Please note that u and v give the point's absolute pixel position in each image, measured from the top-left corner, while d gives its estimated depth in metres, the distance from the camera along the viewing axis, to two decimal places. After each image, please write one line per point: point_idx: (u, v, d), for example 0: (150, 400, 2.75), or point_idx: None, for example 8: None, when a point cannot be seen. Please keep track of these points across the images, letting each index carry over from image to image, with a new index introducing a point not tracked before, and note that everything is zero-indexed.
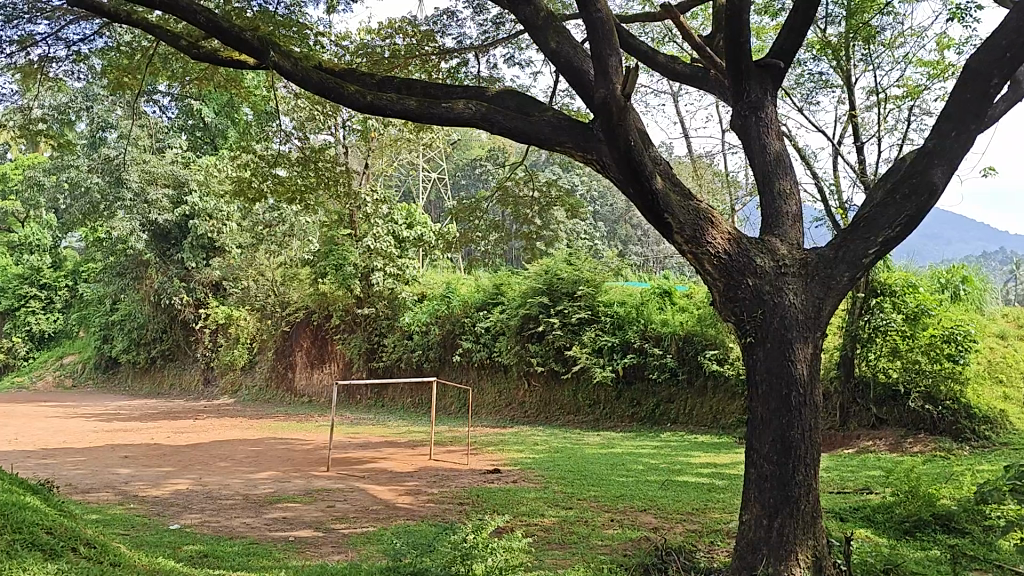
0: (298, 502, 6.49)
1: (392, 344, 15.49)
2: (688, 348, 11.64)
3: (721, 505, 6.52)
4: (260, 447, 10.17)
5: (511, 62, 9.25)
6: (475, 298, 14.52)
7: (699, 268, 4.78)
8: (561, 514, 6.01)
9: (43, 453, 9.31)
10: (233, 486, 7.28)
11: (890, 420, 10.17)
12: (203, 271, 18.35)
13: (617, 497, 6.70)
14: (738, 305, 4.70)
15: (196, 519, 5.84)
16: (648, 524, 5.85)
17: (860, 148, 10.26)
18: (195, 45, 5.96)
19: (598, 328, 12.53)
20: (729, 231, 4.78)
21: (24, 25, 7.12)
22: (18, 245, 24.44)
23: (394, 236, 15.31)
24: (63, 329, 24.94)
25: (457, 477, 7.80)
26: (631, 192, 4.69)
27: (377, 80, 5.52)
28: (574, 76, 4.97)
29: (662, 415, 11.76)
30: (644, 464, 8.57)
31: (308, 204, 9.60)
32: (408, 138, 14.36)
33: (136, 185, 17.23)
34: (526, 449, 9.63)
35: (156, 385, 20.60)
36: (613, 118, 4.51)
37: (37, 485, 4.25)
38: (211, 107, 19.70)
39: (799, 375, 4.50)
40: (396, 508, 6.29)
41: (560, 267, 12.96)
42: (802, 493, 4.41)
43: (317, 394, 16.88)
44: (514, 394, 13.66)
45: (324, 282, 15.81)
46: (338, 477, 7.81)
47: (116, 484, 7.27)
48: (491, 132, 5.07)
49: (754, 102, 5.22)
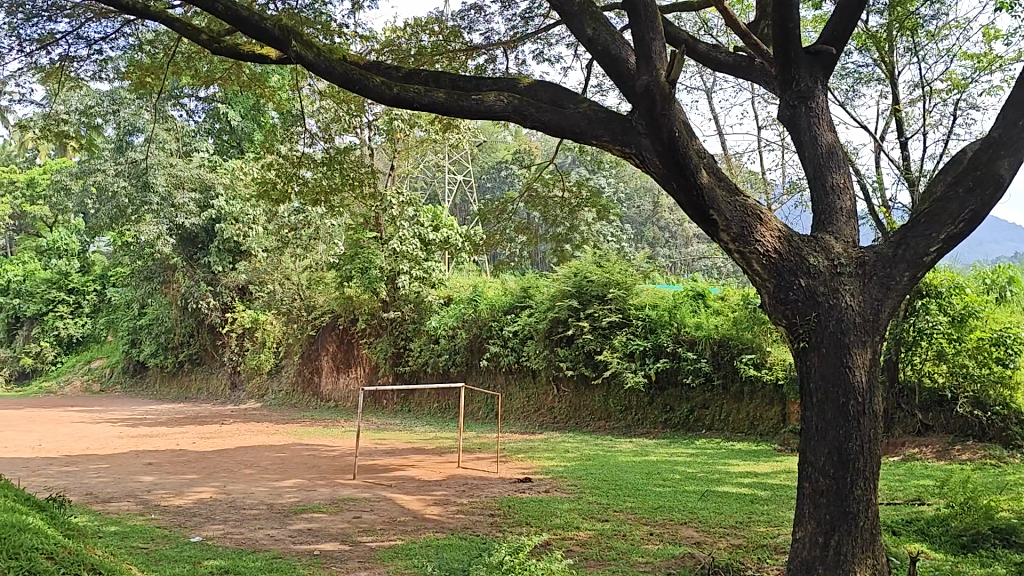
0: (324, 513, 6.25)
1: (418, 348, 15.24)
2: (723, 354, 11.27)
3: (766, 518, 6.23)
4: (285, 453, 9.95)
5: (541, 58, 8.99)
6: (503, 301, 14.22)
7: (746, 268, 4.50)
8: (598, 528, 5.73)
9: (66, 461, 9.13)
10: (257, 495, 7.05)
11: (935, 427, 9.84)
12: (229, 275, 18.28)
13: (655, 509, 6.41)
14: (789, 308, 4.42)
15: (218, 531, 5.61)
16: (689, 539, 5.57)
17: (904, 144, 9.93)
18: (215, 39, 5.66)
19: (629, 332, 12.21)
20: (778, 229, 4.50)
21: (43, 24, 6.96)
22: (46, 249, 24.57)
23: (421, 239, 15.05)
24: (91, 334, 24.82)
25: (487, 486, 7.51)
26: (674, 187, 4.39)
27: (404, 73, 5.24)
28: (611, 64, 4.71)
29: (696, 421, 11.47)
30: (681, 473, 8.25)
31: (334, 205, 9.40)
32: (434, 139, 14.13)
33: (163, 189, 17.17)
34: (557, 457, 9.34)
35: (184, 390, 20.50)
36: (657, 106, 4.21)
37: (45, 502, 4.03)
38: (237, 111, 19.60)
39: (857, 383, 4.24)
40: (424, 519, 6.03)
41: (590, 269, 12.62)
42: (860, 509, 4.15)
43: (343, 398, 16.66)
44: (543, 399, 13.38)
45: (350, 285, 15.60)
46: (363, 486, 7.55)
47: (138, 494, 7.07)
48: (524, 126, 4.81)
49: (803, 91, 5.03)
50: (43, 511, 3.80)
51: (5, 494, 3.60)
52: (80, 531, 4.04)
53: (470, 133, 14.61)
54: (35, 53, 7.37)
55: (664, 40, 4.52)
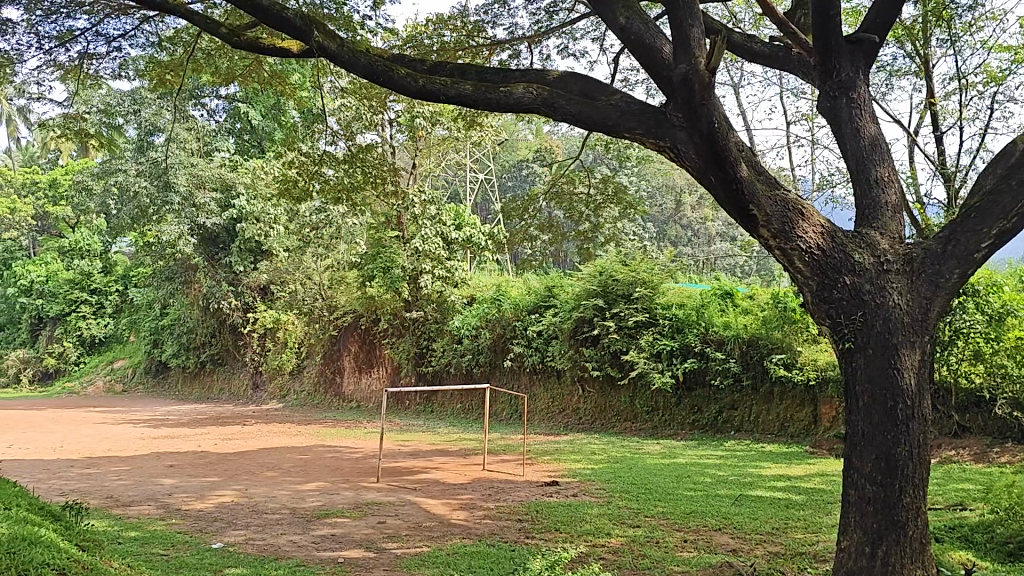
0: (348, 517, 6.11)
1: (441, 348, 15.09)
2: (753, 353, 11.04)
3: (803, 524, 6.04)
4: (308, 456, 9.83)
5: (566, 53, 8.82)
6: (526, 301, 14.03)
7: (787, 265, 4.31)
8: (630, 534, 5.56)
9: (88, 463, 9.05)
10: (280, 499, 6.92)
11: (973, 428, 9.60)
12: (251, 275, 18.20)
13: (688, 514, 6.23)
14: (833, 308, 4.23)
15: (239, 536, 5.48)
16: (725, 546, 5.40)
17: (939, 138, 9.69)
18: (234, 32, 5.49)
19: (656, 331, 11.98)
20: (821, 224, 4.30)
21: (62, 20, 6.87)
22: (69, 250, 24.64)
23: (443, 238, 14.85)
24: (114, 334, 24.84)
25: (513, 490, 7.33)
26: (713, 180, 4.22)
27: (429, 65, 5.05)
28: (645, 53, 4.53)
29: (725, 422, 11.25)
30: (712, 476, 8.05)
31: (356, 204, 9.27)
32: (456, 137, 13.97)
33: (184, 189, 17.13)
34: (584, 459, 9.15)
35: (206, 391, 20.47)
36: (696, 95, 4.11)
37: (61, 511, 3.93)
38: (258, 110, 19.50)
39: (906, 386, 4.03)
40: (450, 525, 5.86)
41: (615, 268, 12.43)
42: (909, 518, 3.95)
43: (365, 399, 16.54)
44: (568, 400, 13.21)
45: (372, 285, 15.46)
46: (388, 489, 7.39)
47: (159, 497, 6.97)
48: (554, 119, 4.64)
49: (844, 81, 4.84)
50: (57, 522, 3.70)
51: (19, 502, 3.48)
52: (96, 541, 3.93)
53: (493, 130, 14.42)
54: (53, 50, 7.30)
55: (703, 27, 4.38)
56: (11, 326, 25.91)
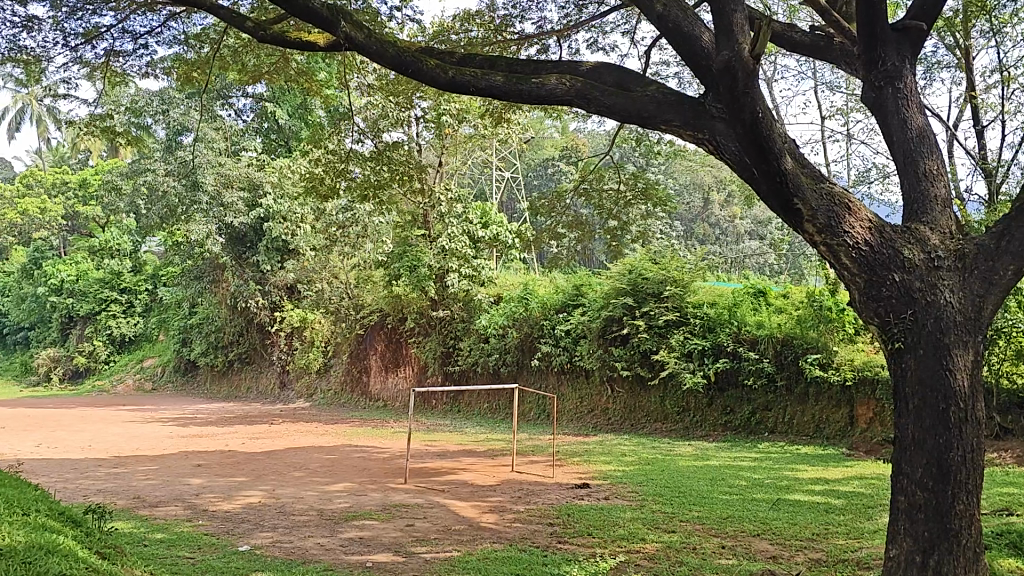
0: (376, 520, 5.99)
1: (468, 347, 14.96)
2: (787, 354, 10.83)
3: (844, 529, 5.86)
4: (335, 455, 9.75)
5: (595, 48, 8.65)
6: (555, 300, 13.87)
7: (833, 261, 4.14)
8: (666, 540, 5.43)
9: (115, 462, 9.00)
10: (307, 500, 6.81)
11: (1015, 430, 9.32)
12: (278, 274, 18.17)
13: (724, 519, 6.07)
14: (882, 306, 4.05)
15: (266, 539, 5.38)
16: (765, 553, 5.27)
17: (980, 132, 9.43)
18: (261, 26, 5.34)
19: (687, 331, 11.76)
20: (868, 218, 4.14)
21: (88, 17, 6.82)
22: (99, 249, 24.80)
23: (469, 236, 14.71)
24: (143, 333, 24.94)
25: (543, 492, 7.18)
26: (756, 172, 4.08)
27: (459, 57, 4.88)
28: (683, 42, 4.39)
29: (758, 423, 11.05)
30: (747, 479, 7.87)
31: (384, 201, 9.16)
32: (483, 134, 13.83)
33: (212, 188, 17.14)
34: (614, 461, 8.99)
35: (234, 390, 20.50)
36: (739, 84, 3.96)
37: (83, 517, 3.84)
38: (285, 109, 19.48)
39: (958, 388, 3.85)
40: (480, 528, 5.73)
41: (646, 266, 12.26)
42: (962, 526, 3.76)
43: (392, 398, 16.45)
44: (597, 401, 13.05)
45: (398, 284, 15.36)
46: (415, 490, 7.27)
47: (185, 497, 6.89)
48: (588, 112, 4.47)
49: (891, 71, 4.65)
50: (81, 529, 3.62)
51: (38, 508, 3.39)
52: (119, 547, 3.85)
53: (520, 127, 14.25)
54: (80, 47, 7.24)
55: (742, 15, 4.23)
56: (42, 325, 26.12)
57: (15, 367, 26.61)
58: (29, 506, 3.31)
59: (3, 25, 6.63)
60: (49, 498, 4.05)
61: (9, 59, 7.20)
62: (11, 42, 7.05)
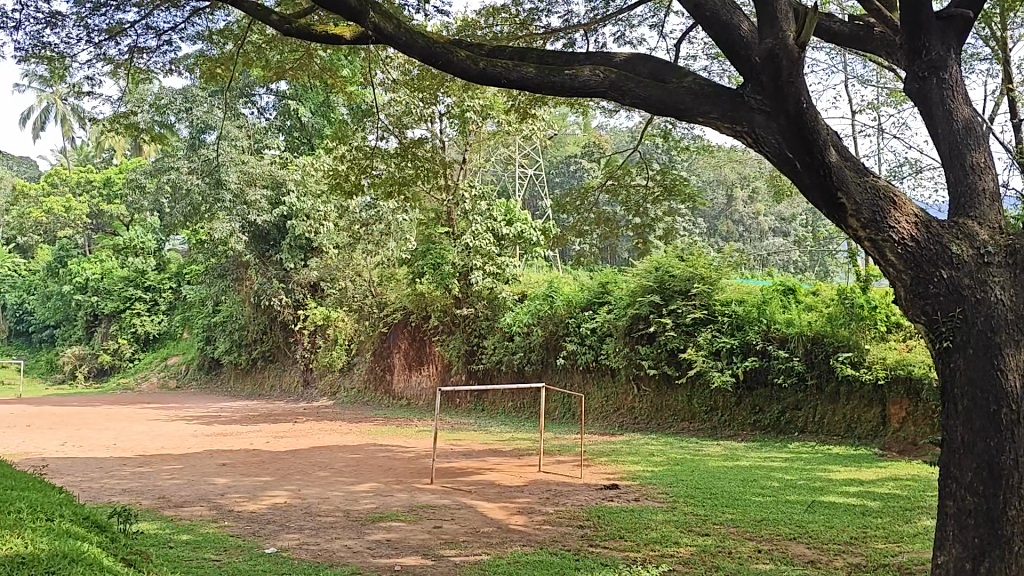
0: (402, 521, 5.89)
1: (492, 346, 14.85)
2: (817, 352, 10.65)
3: (883, 533, 5.70)
4: (360, 455, 9.67)
5: (622, 42, 8.50)
6: (580, 298, 13.73)
7: (878, 257, 4.00)
8: (700, 543, 5.30)
9: (140, 461, 8.96)
10: (333, 500, 6.73)
11: None
12: (301, 272, 18.15)
13: (759, 522, 5.94)
14: (930, 303, 3.90)
15: (292, 540, 5.29)
16: (802, 557, 5.14)
17: (1017, 125, 9.21)
18: (286, 19, 5.22)
19: (714, 329, 11.61)
20: (914, 212, 3.99)
21: (112, 13, 6.77)
22: (123, 248, 24.93)
23: (493, 234, 14.59)
24: (167, 331, 25.02)
25: (571, 493, 7.05)
26: (800, 164, 3.98)
27: (490, 48, 4.76)
28: (723, 32, 4.31)
29: (788, 423, 10.88)
30: (779, 480, 7.70)
31: (409, 197, 9.07)
32: (506, 131, 13.72)
33: (235, 187, 17.13)
34: (643, 461, 8.85)
35: (257, 388, 20.51)
36: (784, 72, 3.98)
37: (107, 521, 3.77)
38: (308, 106, 19.44)
39: (1011, 389, 3.68)
40: (509, 530, 5.62)
41: (672, 264, 12.11)
42: (1016, 533, 3.57)
43: (415, 397, 16.36)
44: (623, 399, 12.91)
45: (422, 282, 15.29)
46: (441, 491, 7.16)
47: (210, 497, 6.82)
48: (623, 104, 4.34)
49: (935, 61, 4.49)
50: (106, 535, 3.54)
51: (62, 512, 3.32)
52: (143, 552, 3.77)
53: (545, 123, 14.12)
54: (104, 44, 7.20)
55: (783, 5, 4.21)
56: (67, 323, 26.27)
57: (41, 366, 26.78)
58: (53, 511, 3.24)
59: (28, 21, 6.59)
60: (74, 502, 3.98)
61: (33, 56, 7.16)
62: (35, 39, 7.01)
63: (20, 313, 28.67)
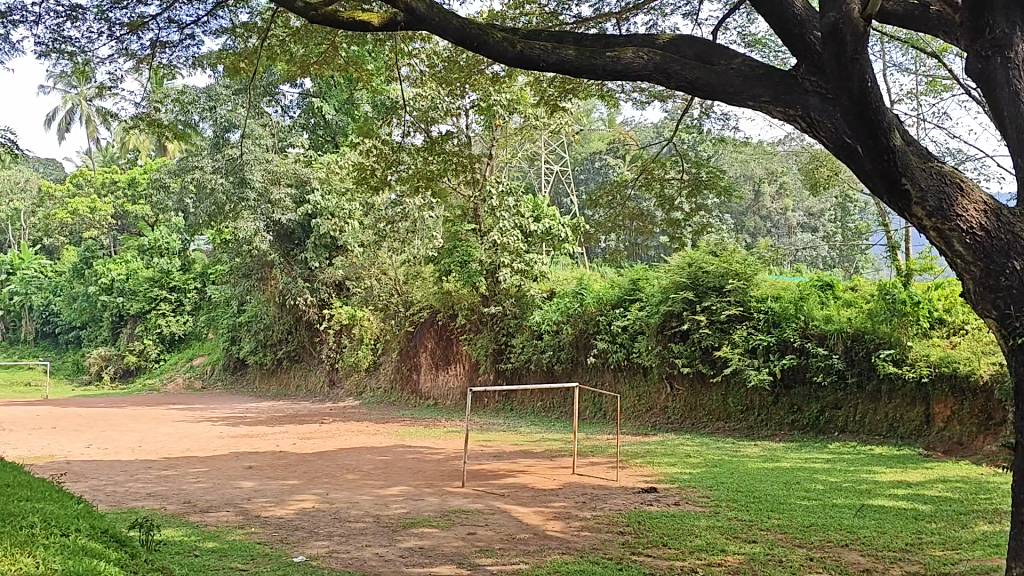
0: (435, 527, 5.68)
1: (521, 344, 14.62)
2: (858, 349, 10.34)
3: (939, 539, 5.41)
4: (388, 456, 9.46)
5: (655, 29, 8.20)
6: (611, 295, 13.46)
7: (944, 247, 3.72)
8: (748, 551, 5.05)
9: (166, 464, 8.81)
10: (363, 505, 6.53)
11: None
12: (327, 270, 18.04)
13: (807, 527, 5.67)
14: (1002, 296, 3.60)
15: (322, 548, 5.09)
16: (856, 565, 4.87)
17: None
18: (311, 6, 4.98)
19: (750, 326, 11.35)
20: (984, 199, 3.71)
21: (134, 6, 6.62)
22: (149, 248, 24.94)
23: (521, 230, 14.34)
24: (192, 331, 25.00)
25: (608, 497, 6.80)
26: (862, 148, 3.71)
27: (527, 31, 4.52)
28: (774, 10, 4.04)
29: (827, 422, 10.58)
30: (823, 482, 7.41)
31: (438, 192, 8.87)
32: (533, 126, 13.48)
33: (259, 185, 17.01)
34: (680, 463, 8.58)
35: (283, 387, 20.43)
36: (847, 50, 3.72)
37: (127, 536, 3.58)
38: (332, 104, 19.28)
39: None
40: (546, 537, 5.39)
41: (705, 259, 11.82)
42: None
43: (443, 397, 16.17)
44: (655, 398, 12.65)
45: (449, 280, 15.10)
46: (474, 494, 6.93)
47: (237, 502, 6.63)
48: (667, 87, 4.10)
49: (1000, 38, 4.19)
50: (128, 550, 3.36)
51: (80, 526, 3.13)
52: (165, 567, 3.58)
53: (572, 118, 13.88)
54: (125, 38, 7.04)
55: None
56: (93, 324, 26.31)
57: (67, 366, 26.87)
58: (69, 526, 3.06)
59: (47, 14, 6.45)
60: (94, 514, 3.81)
61: (53, 50, 7.02)
62: (54, 33, 6.87)
63: (46, 314, 28.77)
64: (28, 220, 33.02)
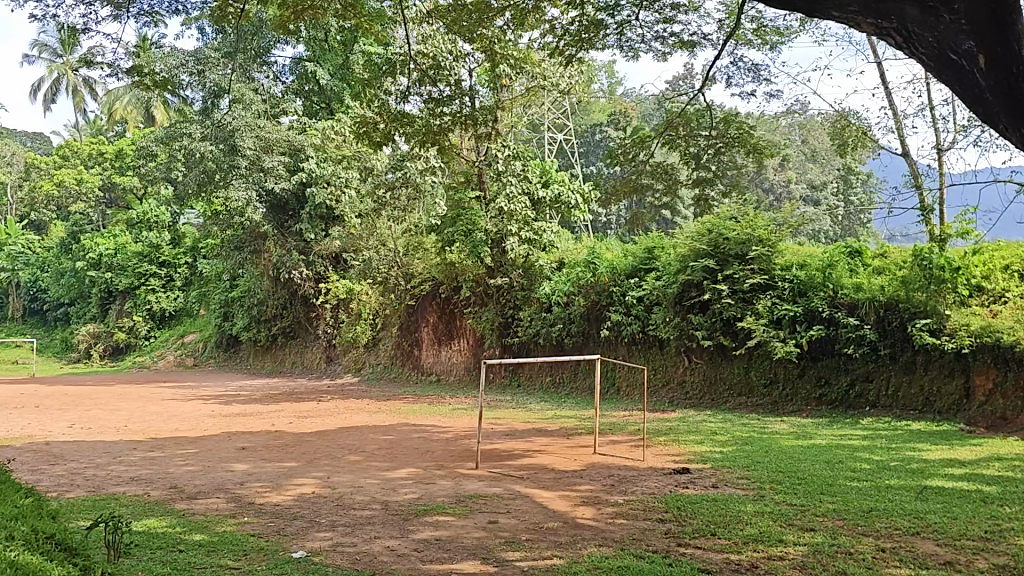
0: (451, 515, 5.05)
1: (528, 318, 14.02)
2: (892, 319, 9.73)
3: (1019, 525, 4.80)
4: (393, 435, 8.84)
5: None
6: (625, 264, 12.85)
7: None
8: (810, 542, 4.43)
9: (153, 445, 8.16)
10: (369, 490, 5.90)
11: None
12: (324, 243, 17.44)
13: (868, 513, 5.06)
14: None
15: (325, 541, 4.46)
16: (935, 557, 4.25)
17: None
18: None
19: (775, 296, 10.77)
20: None
21: None
22: (138, 222, 24.26)
23: (529, 197, 13.72)
24: (184, 307, 24.32)
25: (639, 479, 6.19)
26: (985, 58, 3.18)
27: None
28: None
29: (857, 397, 9.99)
30: (869, 461, 6.78)
31: (446, 149, 8.16)
32: (542, 84, 12.74)
33: (251, 153, 16.17)
34: (709, 440, 7.99)
35: (279, 364, 19.85)
36: None
37: (66, 543, 2.95)
38: (327, 69, 18.46)
39: None
40: (579, 526, 4.78)
41: (727, 225, 11.19)
42: None
43: (446, 372, 15.58)
44: (673, 373, 12.08)
45: (452, 251, 14.49)
46: (490, 477, 6.32)
47: (230, 487, 6.00)
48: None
49: None
50: (75, 565, 2.81)
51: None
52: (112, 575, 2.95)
53: (581, 76, 13.16)
54: None
55: None
56: (84, 300, 25.66)
57: (57, 344, 26.25)
58: None
59: None
60: (38, 514, 3.18)
61: None
62: None
63: (34, 291, 28.06)
64: (16, 194, 32.26)
